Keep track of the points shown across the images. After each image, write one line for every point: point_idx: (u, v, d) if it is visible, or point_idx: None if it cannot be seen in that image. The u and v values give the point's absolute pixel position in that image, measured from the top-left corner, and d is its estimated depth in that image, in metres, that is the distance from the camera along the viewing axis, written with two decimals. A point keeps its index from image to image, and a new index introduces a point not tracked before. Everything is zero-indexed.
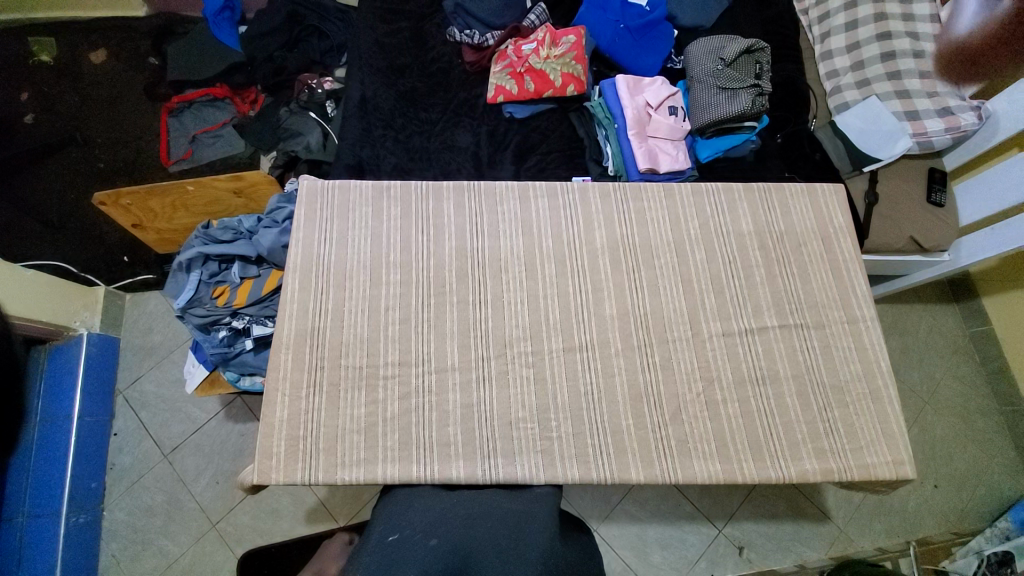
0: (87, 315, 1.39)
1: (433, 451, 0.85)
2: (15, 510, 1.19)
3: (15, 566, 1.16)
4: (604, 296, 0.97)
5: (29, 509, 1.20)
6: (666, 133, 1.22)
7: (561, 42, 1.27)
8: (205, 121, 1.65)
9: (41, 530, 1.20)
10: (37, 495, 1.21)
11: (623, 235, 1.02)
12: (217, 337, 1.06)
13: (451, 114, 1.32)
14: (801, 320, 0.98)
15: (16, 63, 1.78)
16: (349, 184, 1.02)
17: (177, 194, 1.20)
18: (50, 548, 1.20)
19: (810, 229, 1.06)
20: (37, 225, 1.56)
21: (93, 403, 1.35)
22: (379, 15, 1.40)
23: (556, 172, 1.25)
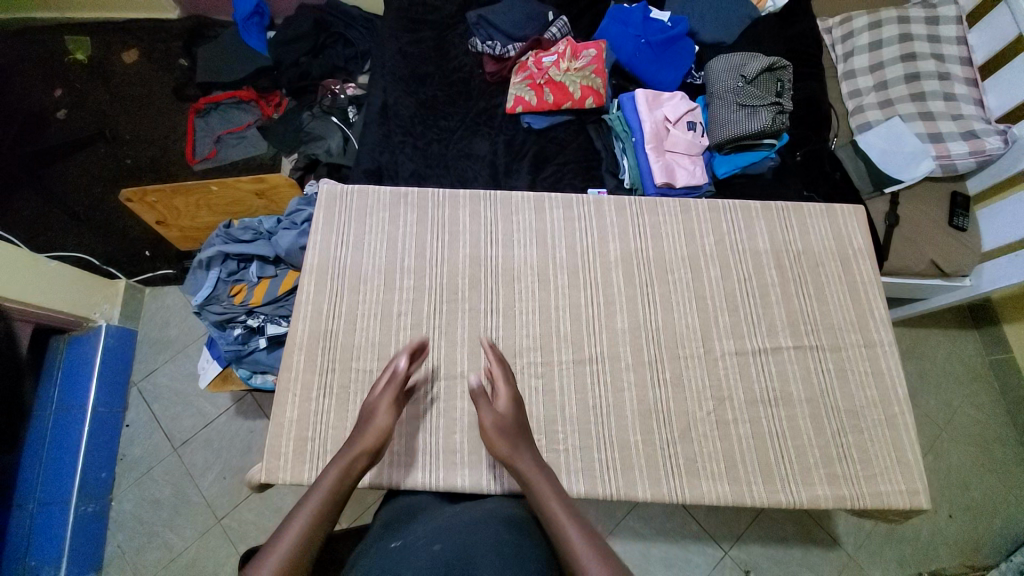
0: (108, 306, 1.42)
1: (438, 458, 0.85)
2: (26, 497, 1.21)
3: (23, 553, 1.18)
4: (615, 310, 0.97)
5: (40, 497, 1.22)
6: (683, 148, 1.22)
7: (581, 56, 1.28)
8: (230, 123, 1.70)
9: (51, 518, 1.22)
10: (50, 483, 1.24)
11: (638, 249, 1.02)
12: (232, 335, 1.08)
13: (470, 123, 1.34)
14: (817, 342, 0.97)
15: (52, 61, 1.84)
16: (368, 190, 1.03)
17: (201, 193, 1.22)
18: (58, 536, 1.22)
19: (828, 250, 1.05)
20: (64, 217, 1.61)
21: (108, 394, 1.38)
22: (403, 24, 1.43)
23: (571, 183, 1.25)
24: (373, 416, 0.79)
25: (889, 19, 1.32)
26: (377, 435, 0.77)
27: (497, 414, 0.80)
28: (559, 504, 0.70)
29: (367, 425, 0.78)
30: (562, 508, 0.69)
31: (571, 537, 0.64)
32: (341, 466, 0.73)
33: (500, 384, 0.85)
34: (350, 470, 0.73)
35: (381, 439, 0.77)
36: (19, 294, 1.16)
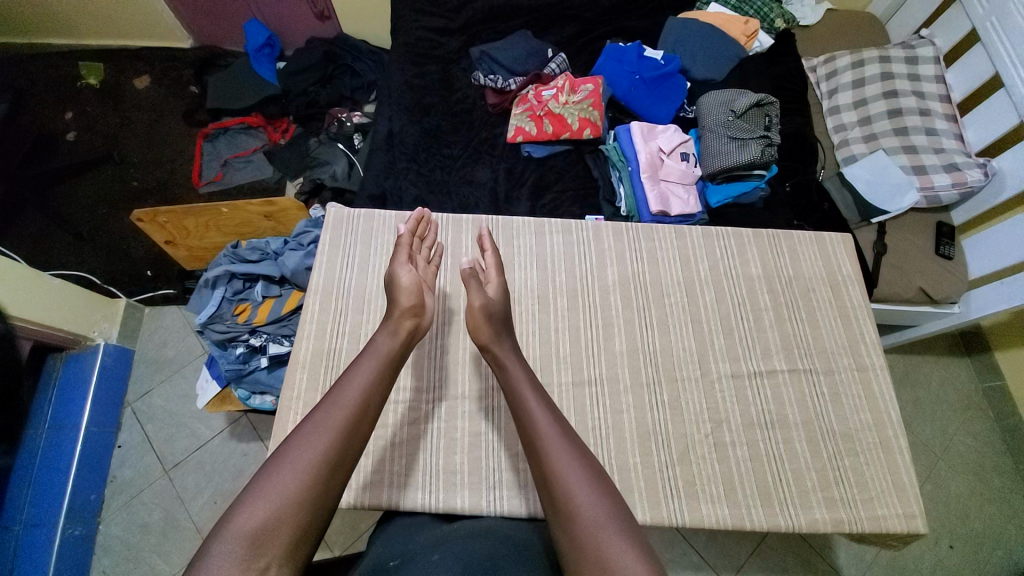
0: (107, 325, 1.44)
1: (439, 478, 0.86)
2: (12, 519, 1.17)
3: None
4: (614, 331, 0.99)
5: (26, 518, 1.19)
6: (677, 177, 1.26)
7: (579, 90, 1.34)
8: (237, 147, 1.76)
9: (36, 541, 1.20)
10: (36, 505, 1.21)
11: (634, 273, 1.05)
12: (234, 354, 1.09)
13: (472, 152, 1.39)
14: (811, 365, 0.99)
15: (65, 86, 1.90)
16: (374, 213, 1.07)
17: (210, 215, 1.24)
18: (42, 560, 1.19)
19: (818, 276, 1.08)
20: (67, 236, 1.63)
21: (102, 414, 1.38)
22: (409, 58, 1.50)
23: (570, 210, 1.29)
24: (396, 281, 0.84)
25: (870, 59, 1.40)
26: (409, 292, 0.82)
27: (486, 298, 0.85)
28: (533, 393, 0.75)
29: (396, 289, 0.83)
30: (536, 399, 0.74)
31: (541, 425, 0.70)
32: (389, 331, 0.78)
33: (492, 272, 0.91)
34: (397, 329, 0.78)
35: (414, 296, 0.82)
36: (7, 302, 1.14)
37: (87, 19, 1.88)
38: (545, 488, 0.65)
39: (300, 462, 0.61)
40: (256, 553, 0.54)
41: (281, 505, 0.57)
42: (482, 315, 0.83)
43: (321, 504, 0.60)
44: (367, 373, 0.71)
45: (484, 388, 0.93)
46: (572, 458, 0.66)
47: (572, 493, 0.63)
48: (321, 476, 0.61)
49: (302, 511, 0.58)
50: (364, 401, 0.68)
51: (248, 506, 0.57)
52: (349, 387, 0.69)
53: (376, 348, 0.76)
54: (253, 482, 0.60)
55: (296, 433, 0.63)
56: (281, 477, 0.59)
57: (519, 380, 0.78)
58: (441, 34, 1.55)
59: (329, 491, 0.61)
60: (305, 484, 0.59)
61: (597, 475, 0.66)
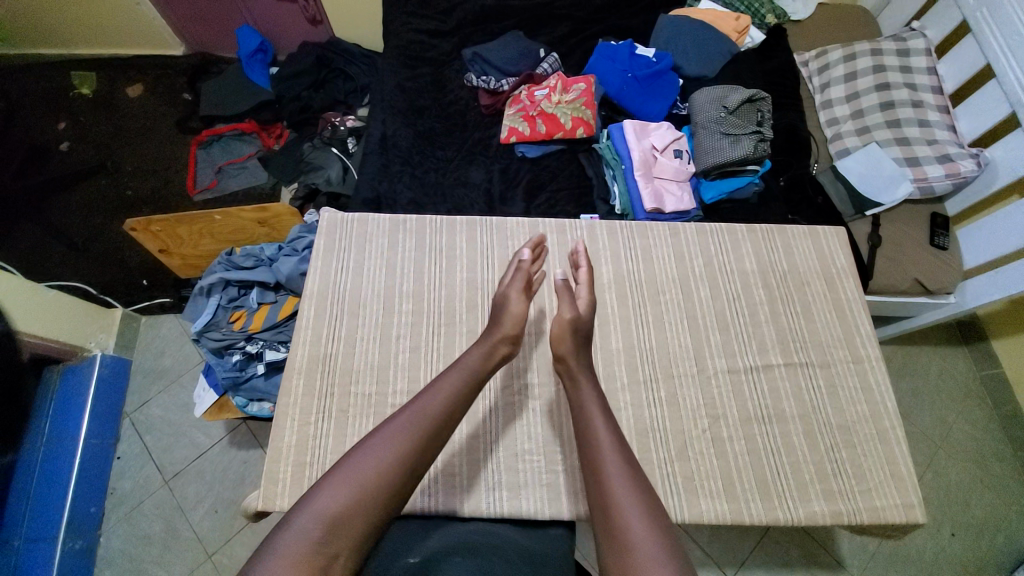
0: (104, 336, 1.45)
1: (438, 482, 0.85)
2: (13, 533, 1.17)
3: None
4: (610, 329, 0.99)
5: (26, 533, 1.19)
6: (671, 174, 1.25)
7: (571, 89, 1.34)
8: (231, 154, 1.77)
9: (36, 557, 1.20)
10: (38, 518, 1.22)
11: (629, 271, 1.04)
12: (230, 361, 1.08)
13: (465, 153, 1.39)
14: (807, 359, 0.99)
15: (57, 95, 1.89)
16: (368, 217, 1.04)
17: (204, 222, 1.23)
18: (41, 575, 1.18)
19: (813, 270, 1.08)
20: (61, 247, 1.63)
21: (99, 426, 1.38)
22: (402, 61, 1.51)
23: (564, 209, 1.29)
24: (506, 305, 0.89)
25: (862, 52, 1.40)
26: (514, 320, 0.86)
27: (574, 314, 0.90)
28: (600, 416, 0.76)
29: (504, 311, 0.87)
30: (604, 420, 0.75)
31: (602, 445, 0.71)
32: (485, 349, 0.81)
33: (582, 289, 0.96)
34: (491, 352, 0.81)
35: (517, 325, 0.86)
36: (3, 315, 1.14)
37: (79, 29, 1.88)
38: (600, 514, 0.63)
39: (381, 457, 0.61)
40: (328, 538, 0.53)
41: (359, 495, 0.57)
42: (568, 326, 0.89)
43: (393, 502, 0.59)
44: (450, 386, 0.72)
45: (492, 392, 0.93)
46: (626, 477, 0.66)
47: (628, 521, 0.61)
48: (396, 474, 0.61)
49: (375, 504, 0.58)
50: (447, 413, 0.69)
51: (328, 491, 0.57)
52: (434, 395, 0.71)
53: (467, 361, 0.78)
54: (333, 468, 0.60)
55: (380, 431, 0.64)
56: (360, 468, 0.60)
57: (587, 397, 0.80)
58: (432, 37, 1.55)
59: (402, 493, 0.61)
60: (382, 478, 0.60)
61: (651, 500, 0.64)
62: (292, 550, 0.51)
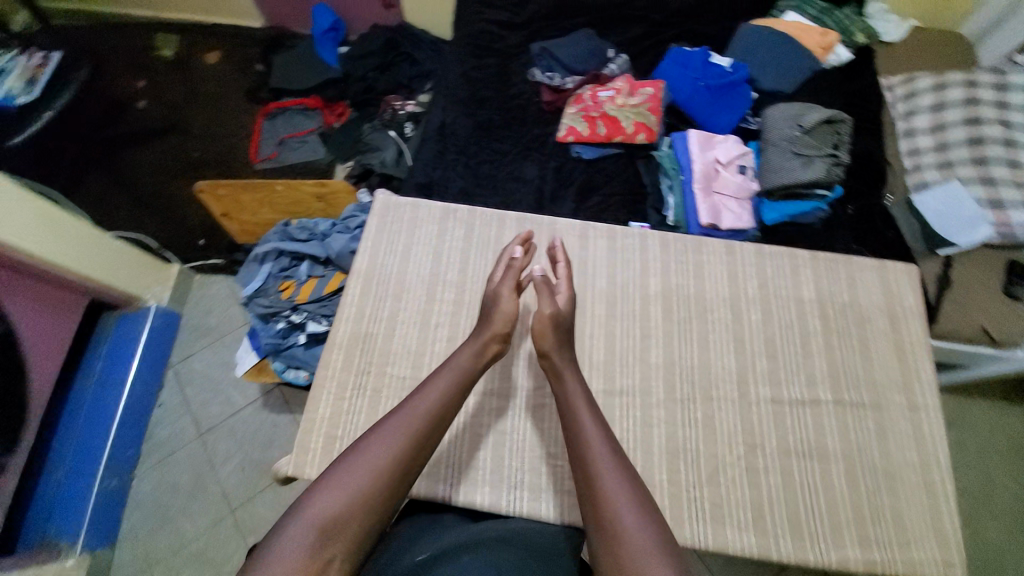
0: (160, 289, 1.53)
1: (461, 472, 0.85)
2: (56, 464, 1.27)
3: (46, 516, 1.23)
4: (652, 342, 0.92)
5: (67, 465, 1.27)
6: (732, 191, 1.21)
7: (637, 92, 1.32)
8: (294, 127, 1.82)
9: (72, 490, 1.27)
10: (77, 453, 1.29)
11: (679, 285, 0.98)
12: (274, 328, 1.13)
13: (521, 148, 1.38)
14: (858, 399, 0.93)
15: (141, 54, 2.00)
16: (421, 203, 1.05)
17: (265, 191, 1.25)
18: (80, 505, 1.27)
19: (876, 306, 1.01)
20: (130, 200, 1.73)
21: (146, 373, 1.46)
22: (470, 51, 1.52)
23: (614, 215, 1.26)
24: (497, 304, 0.86)
25: (956, 81, 1.26)
26: (505, 319, 0.84)
27: (556, 310, 0.85)
28: (587, 411, 0.74)
29: (493, 310, 0.85)
30: (591, 416, 0.73)
31: (593, 445, 0.69)
32: (475, 348, 0.80)
33: (562, 282, 0.90)
34: (480, 353, 0.80)
35: (507, 322, 0.84)
36: (59, 260, 1.22)
37: None
38: (593, 509, 0.63)
39: (374, 461, 0.63)
40: (324, 542, 0.56)
41: (353, 498, 0.60)
42: (550, 323, 0.83)
43: (387, 504, 0.62)
44: (443, 386, 0.73)
45: (484, 387, 0.92)
46: (622, 477, 0.66)
47: (620, 519, 0.61)
48: (389, 479, 0.63)
49: (369, 507, 0.60)
50: (439, 410, 0.71)
51: (323, 495, 0.60)
52: (426, 394, 0.72)
53: (456, 362, 0.77)
54: (330, 471, 0.63)
55: (374, 432, 0.66)
56: (355, 472, 0.62)
57: (574, 394, 0.78)
58: (503, 28, 1.56)
59: (395, 492, 0.63)
60: (376, 481, 0.62)
61: (646, 500, 0.64)
62: (292, 555, 0.54)
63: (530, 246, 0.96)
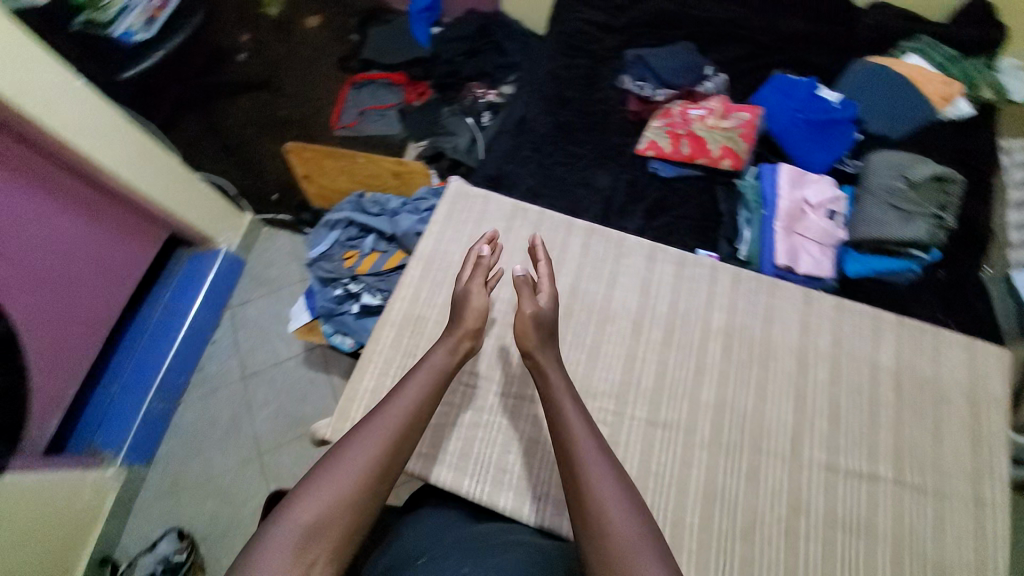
0: (231, 234, 1.61)
1: (488, 472, 0.84)
2: (111, 381, 1.40)
3: (97, 425, 1.35)
4: (704, 380, 0.87)
5: (121, 384, 1.39)
6: (815, 235, 1.14)
7: (731, 116, 1.27)
8: (375, 99, 1.87)
9: (125, 406, 1.38)
10: (133, 374, 1.41)
11: (744, 325, 0.92)
12: (331, 293, 1.17)
13: (596, 155, 1.36)
14: (920, 482, 0.85)
15: (248, 9, 2.10)
16: (491, 197, 1.04)
17: (347, 161, 1.28)
18: (126, 419, 1.37)
19: (958, 386, 0.92)
20: (217, 147, 1.84)
21: (206, 310, 1.54)
22: (561, 49, 1.51)
23: (682, 240, 1.22)
24: (467, 300, 0.85)
25: None
26: (476, 314, 0.83)
27: (538, 307, 0.82)
28: (569, 402, 0.75)
29: (465, 308, 0.84)
30: (573, 406, 0.74)
31: (579, 440, 0.70)
32: (447, 347, 0.80)
33: (545, 279, 0.87)
34: (456, 349, 0.81)
35: (480, 318, 0.84)
36: (148, 189, 1.29)
37: None
38: (577, 497, 0.65)
39: (354, 466, 0.64)
40: (306, 547, 0.58)
41: (332, 504, 0.61)
42: (531, 322, 0.80)
43: (367, 508, 0.63)
44: (420, 386, 0.74)
45: (461, 383, 0.90)
46: (606, 468, 0.67)
47: (605, 509, 0.63)
48: (371, 482, 0.64)
49: (350, 512, 0.61)
50: (415, 411, 0.72)
51: (303, 501, 0.61)
52: (403, 396, 0.73)
53: (432, 361, 0.78)
54: (310, 477, 0.64)
55: (354, 436, 0.67)
56: (337, 478, 0.63)
57: (559, 390, 0.76)
58: (600, 30, 1.54)
59: (377, 495, 0.64)
60: (356, 485, 0.63)
61: (629, 492, 0.66)
62: (274, 560, 0.56)
63: (496, 244, 0.94)
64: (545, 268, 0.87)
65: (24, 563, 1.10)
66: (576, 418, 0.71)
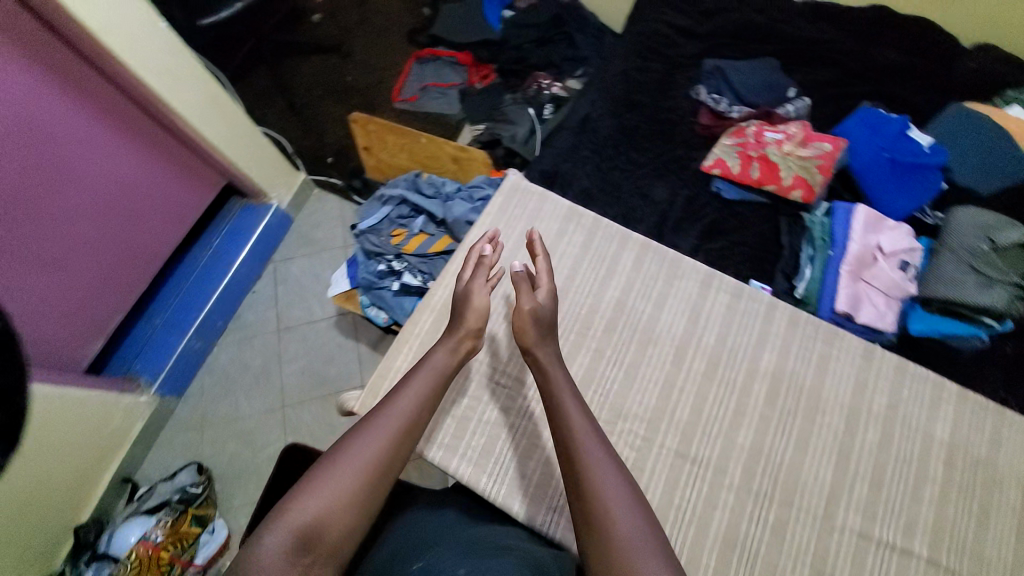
0: (283, 192, 1.64)
1: (507, 473, 0.83)
2: (156, 314, 1.45)
3: (135, 354, 1.41)
4: (742, 422, 0.84)
5: (165, 318, 1.45)
6: (883, 285, 1.07)
7: (811, 144, 1.19)
8: (438, 76, 1.86)
9: (164, 340, 1.44)
10: (176, 310, 1.46)
11: (793, 371, 0.88)
12: (375, 267, 1.18)
13: (658, 165, 1.31)
14: (958, 567, 0.80)
15: None
16: (548, 197, 1.01)
17: (410, 140, 1.28)
18: (164, 353, 1.43)
19: (1016, 472, 0.86)
20: (282, 104, 1.87)
21: (251, 261, 1.59)
22: (637, 50, 1.46)
23: (736, 268, 1.18)
24: (469, 300, 0.86)
25: None
26: (477, 314, 0.85)
27: (537, 304, 0.82)
28: (571, 398, 0.74)
29: (466, 308, 0.85)
30: (575, 405, 0.74)
31: (581, 438, 0.69)
32: (447, 349, 0.83)
33: (544, 277, 0.87)
34: (456, 349, 0.83)
35: (481, 318, 0.85)
36: (211, 135, 1.32)
37: None
38: (578, 491, 0.65)
39: (354, 467, 0.67)
40: (304, 548, 0.60)
41: (331, 503, 0.63)
42: (529, 318, 0.80)
43: (366, 507, 0.66)
44: (420, 388, 0.77)
45: (493, 382, 0.89)
46: (609, 467, 0.66)
47: (608, 508, 0.62)
48: (369, 482, 0.67)
49: (349, 511, 0.64)
50: (414, 411, 0.75)
51: (303, 500, 0.63)
52: (403, 397, 0.75)
53: (433, 362, 0.81)
54: (311, 477, 0.66)
55: (354, 437, 0.70)
56: (337, 479, 0.65)
57: (559, 387, 0.76)
58: (680, 35, 1.47)
59: (375, 493, 0.67)
60: (354, 485, 0.66)
61: (633, 492, 0.65)
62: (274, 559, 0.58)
63: (499, 242, 0.95)
64: (543, 264, 0.87)
65: (48, 474, 1.16)
66: (577, 414, 0.71)
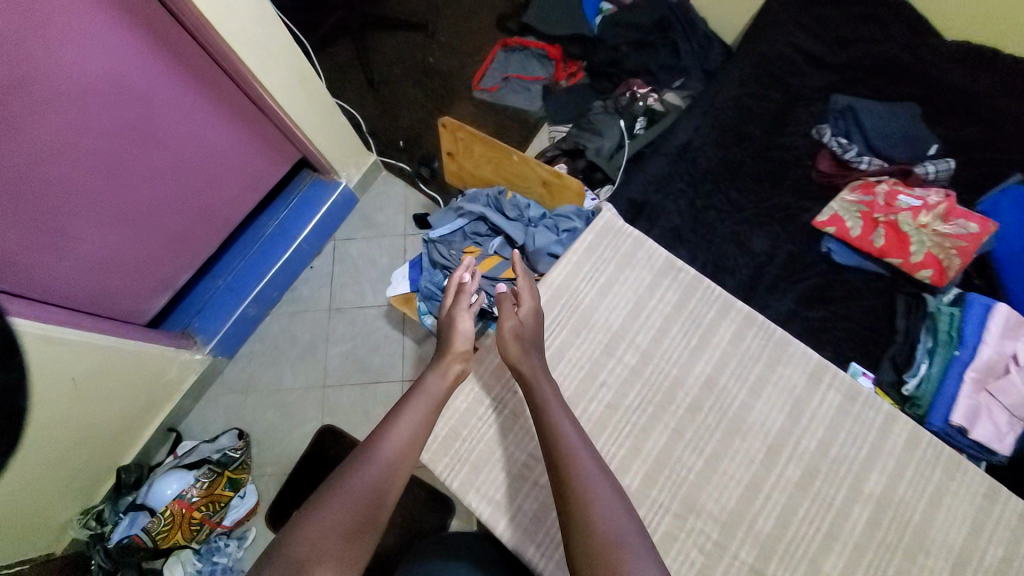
0: (353, 171, 1.60)
1: (558, 548, 0.75)
2: (219, 275, 1.45)
3: (194, 312, 1.42)
4: (834, 546, 0.72)
5: (228, 280, 1.45)
6: (1014, 403, 0.90)
7: (952, 221, 1.03)
8: (523, 69, 1.75)
9: (223, 300, 1.44)
10: (240, 274, 1.46)
11: (903, 497, 0.75)
12: (440, 280, 1.13)
13: (760, 212, 1.18)
14: None
15: None
16: (645, 241, 0.91)
17: (501, 155, 1.18)
18: (221, 316, 1.43)
19: None
20: (362, 80, 1.82)
21: (314, 237, 1.57)
22: (756, 75, 1.31)
23: (837, 344, 1.05)
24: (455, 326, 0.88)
25: None
26: (463, 337, 0.86)
27: (518, 321, 0.81)
28: (556, 405, 0.74)
29: (452, 332, 0.88)
30: (564, 415, 0.72)
31: (572, 449, 0.68)
32: (438, 372, 0.82)
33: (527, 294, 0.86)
34: (447, 372, 0.82)
35: (467, 342, 0.86)
36: (295, 114, 1.28)
37: None
38: (564, 498, 0.64)
39: (351, 498, 0.65)
40: None
41: (326, 535, 0.61)
42: (510, 334, 0.79)
43: (364, 537, 0.63)
44: (417, 413, 0.76)
45: None
46: (597, 473, 0.66)
47: (592, 512, 0.62)
48: (366, 511, 0.64)
49: (347, 545, 0.61)
50: (412, 434, 0.74)
51: (300, 534, 0.61)
52: (401, 422, 0.75)
53: (426, 388, 0.80)
54: (310, 509, 0.64)
55: (354, 466, 0.69)
56: (334, 511, 0.63)
57: (549, 398, 0.75)
58: (809, 64, 1.30)
59: (372, 521, 0.64)
60: (350, 515, 0.63)
61: (620, 496, 0.66)
62: None
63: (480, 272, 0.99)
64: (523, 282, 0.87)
65: (97, 421, 1.20)
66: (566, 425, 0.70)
